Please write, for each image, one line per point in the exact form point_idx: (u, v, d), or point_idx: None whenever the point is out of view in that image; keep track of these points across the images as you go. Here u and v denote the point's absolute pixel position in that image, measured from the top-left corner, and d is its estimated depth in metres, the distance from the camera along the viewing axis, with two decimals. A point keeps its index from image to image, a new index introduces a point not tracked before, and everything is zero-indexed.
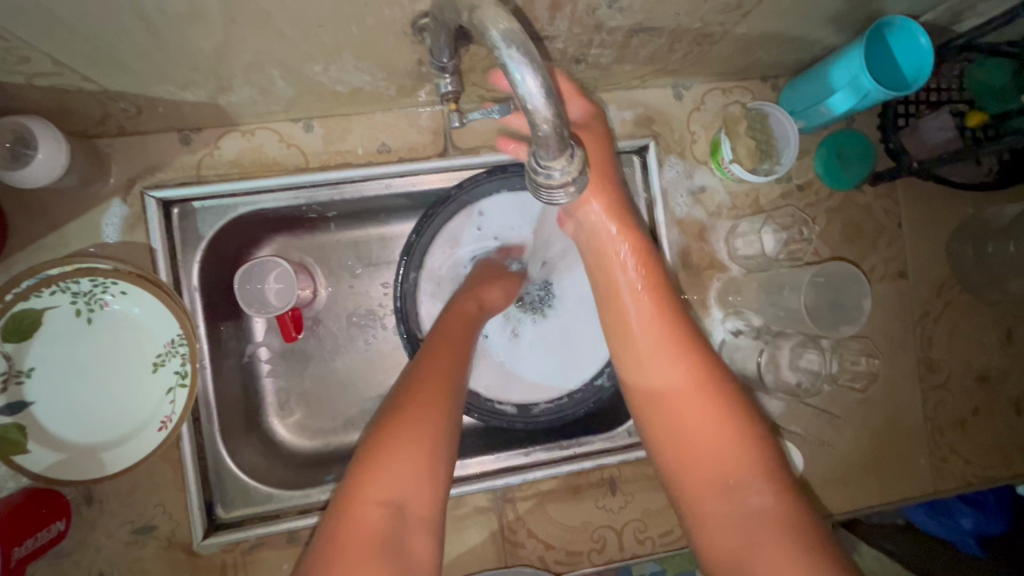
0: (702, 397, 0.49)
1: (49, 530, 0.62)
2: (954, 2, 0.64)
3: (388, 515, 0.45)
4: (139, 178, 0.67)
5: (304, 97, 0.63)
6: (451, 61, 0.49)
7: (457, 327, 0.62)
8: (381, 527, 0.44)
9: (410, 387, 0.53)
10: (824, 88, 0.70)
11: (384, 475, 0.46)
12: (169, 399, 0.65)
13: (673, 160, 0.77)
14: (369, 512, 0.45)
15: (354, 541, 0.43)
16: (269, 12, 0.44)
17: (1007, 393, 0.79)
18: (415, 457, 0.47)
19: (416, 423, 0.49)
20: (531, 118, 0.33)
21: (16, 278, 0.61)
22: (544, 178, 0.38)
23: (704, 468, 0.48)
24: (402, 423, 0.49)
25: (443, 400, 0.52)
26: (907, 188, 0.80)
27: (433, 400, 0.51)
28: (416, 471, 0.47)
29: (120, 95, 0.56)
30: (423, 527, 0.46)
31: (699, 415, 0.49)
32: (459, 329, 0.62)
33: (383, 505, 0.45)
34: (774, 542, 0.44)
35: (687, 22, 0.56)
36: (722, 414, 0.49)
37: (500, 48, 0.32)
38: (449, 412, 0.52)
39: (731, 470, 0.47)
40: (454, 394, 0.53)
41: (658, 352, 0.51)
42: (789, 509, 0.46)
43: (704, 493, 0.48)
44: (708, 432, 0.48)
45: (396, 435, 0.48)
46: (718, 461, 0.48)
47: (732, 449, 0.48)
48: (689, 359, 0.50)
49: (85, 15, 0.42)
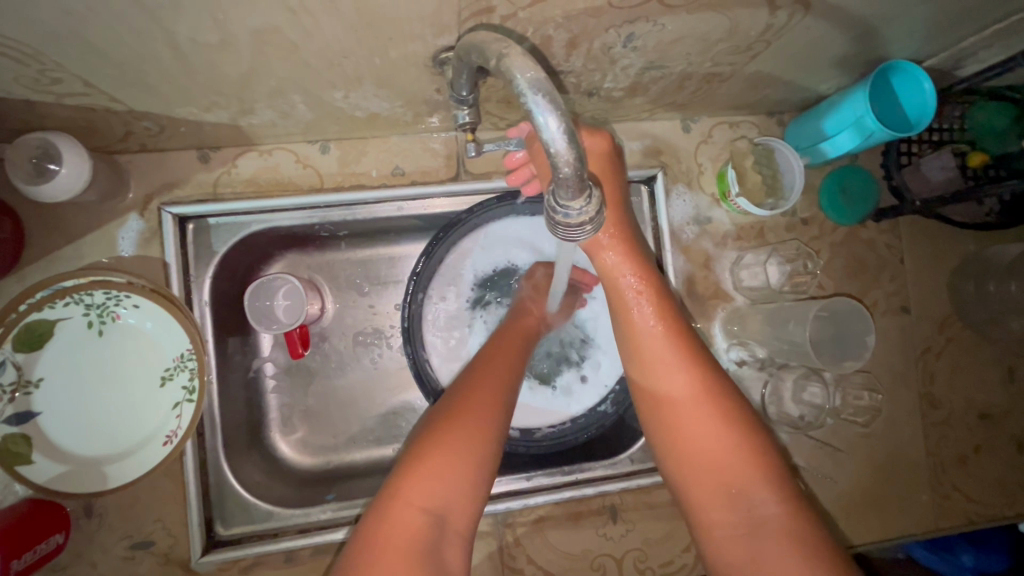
0: (704, 411, 0.52)
1: (47, 543, 0.61)
2: (956, 49, 0.66)
3: (428, 521, 0.48)
4: (157, 194, 0.69)
5: (322, 120, 0.64)
6: (470, 95, 0.51)
7: (505, 346, 0.65)
8: (420, 530, 0.47)
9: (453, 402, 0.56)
10: (829, 127, 0.71)
11: (426, 483, 0.49)
12: (175, 414, 0.65)
13: (681, 190, 0.78)
14: (410, 516, 0.48)
15: (395, 541, 0.46)
16: (297, 44, 0.46)
17: (1010, 431, 0.80)
18: (456, 468, 0.50)
19: (456, 436, 0.52)
20: (553, 160, 0.35)
21: (32, 289, 0.61)
22: (562, 217, 0.39)
23: (709, 478, 0.51)
24: (445, 435, 0.52)
25: (483, 416, 0.54)
26: (910, 225, 0.81)
27: (470, 414, 0.54)
28: (456, 482, 0.50)
29: (145, 115, 0.58)
30: (457, 536, 0.49)
31: (699, 423, 0.52)
32: (508, 349, 0.65)
33: (424, 512, 0.48)
34: (779, 547, 0.47)
35: (698, 61, 0.58)
36: (724, 425, 0.51)
37: (527, 95, 0.34)
38: (489, 427, 0.54)
39: (732, 477, 0.50)
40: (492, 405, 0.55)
41: (659, 358, 0.54)
42: (792, 515, 0.49)
43: (709, 500, 0.51)
44: (711, 442, 0.51)
45: (440, 447, 0.51)
46: (719, 470, 0.51)
47: (733, 458, 0.51)
48: (690, 370, 0.53)
49: (121, 44, 0.44)
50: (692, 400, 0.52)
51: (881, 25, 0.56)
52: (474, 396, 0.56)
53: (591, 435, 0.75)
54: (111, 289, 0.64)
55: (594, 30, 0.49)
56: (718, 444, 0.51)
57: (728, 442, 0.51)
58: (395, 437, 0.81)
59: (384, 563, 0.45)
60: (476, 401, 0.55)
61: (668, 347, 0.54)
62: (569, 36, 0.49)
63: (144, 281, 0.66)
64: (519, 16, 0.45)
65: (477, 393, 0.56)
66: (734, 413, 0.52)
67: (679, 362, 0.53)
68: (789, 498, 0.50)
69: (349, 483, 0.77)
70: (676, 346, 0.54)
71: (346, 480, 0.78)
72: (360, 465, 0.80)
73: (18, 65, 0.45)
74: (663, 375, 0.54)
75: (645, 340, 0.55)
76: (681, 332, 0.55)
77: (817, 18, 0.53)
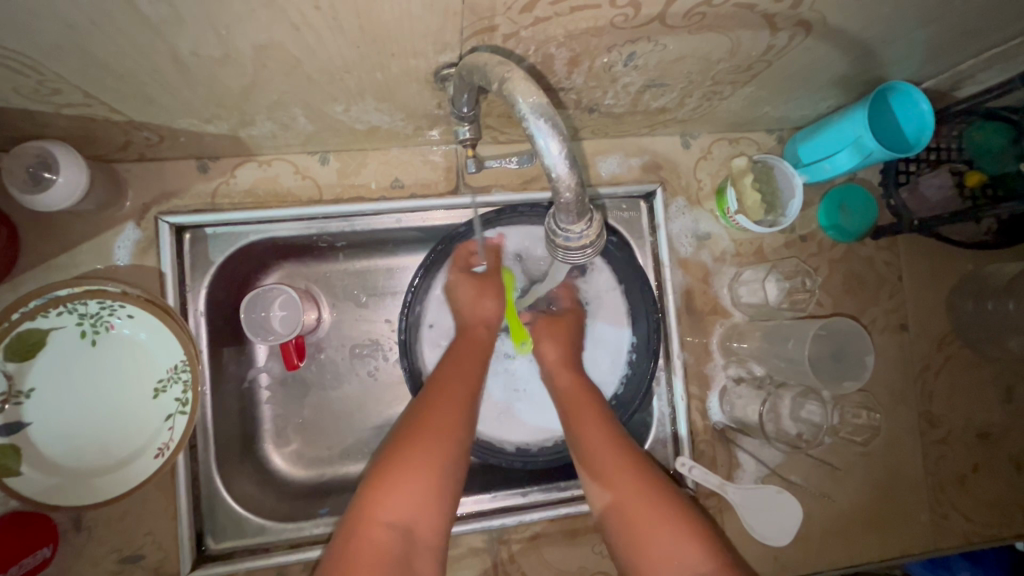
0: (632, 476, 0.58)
1: (34, 557, 0.60)
2: (953, 72, 0.67)
3: (395, 537, 0.50)
4: (154, 204, 0.68)
5: (323, 132, 0.64)
6: (471, 112, 0.51)
7: (468, 362, 0.65)
8: (391, 546, 0.49)
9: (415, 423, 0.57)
10: (828, 145, 0.72)
11: (395, 499, 0.51)
12: (168, 426, 0.65)
13: (680, 205, 0.78)
14: (378, 533, 0.49)
15: (369, 557, 0.48)
16: (299, 59, 0.46)
17: (1008, 451, 0.79)
18: (427, 488, 0.53)
19: (426, 458, 0.54)
20: (555, 183, 0.36)
21: (24, 298, 0.61)
22: (562, 240, 0.40)
23: (648, 544, 0.54)
24: (412, 459, 0.53)
25: (444, 437, 0.56)
26: (908, 244, 0.81)
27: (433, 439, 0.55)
28: (426, 500, 0.52)
29: (144, 125, 0.57)
30: (428, 551, 0.51)
31: (634, 497, 0.57)
32: (470, 363, 0.65)
33: (393, 529, 0.50)
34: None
35: (699, 79, 0.58)
36: (651, 497, 0.57)
37: (529, 119, 0.34)
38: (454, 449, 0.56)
39: (664, 539, 0.54)
40: (452, 433, 0.57)
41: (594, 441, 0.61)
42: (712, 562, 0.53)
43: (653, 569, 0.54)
44: (645, 511, 0.56)
45: (409, 469, 0.53)
46: (649, 522, 0.55)
47: (663, 525, 0.55)
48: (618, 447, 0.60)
49: (122, 56, 0.44)
50: (622, 469, 0.59)
51: (881, 47, 0.57)
52: (437, 421, 0.57)
53: None
54: (106, 299, 0.63)
55: (595, 49, 0.49)
56: (651, 511, 0.56)
57: (657, 511, 0.56)
58: None
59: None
60: (443, 426, 0.57)
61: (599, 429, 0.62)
62: (571, 54, 0.49)
63: (140, 290, 0.66)
64: (522, 34, 0.45)
65: (442, 416, 0.58)
66: (665, 488, 0.58)
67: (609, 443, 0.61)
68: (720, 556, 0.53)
69: (343, 496, 0.77)
70: (608, 432, 0.62)
71: (340, 493, 0.77)
72: (353, 478, 0.79)
73: (17, 76, 0.45)
74: (599, 462, 0.60)
75: (585, 435, 0.62)
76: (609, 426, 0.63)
77: (817, 40, 0.53)
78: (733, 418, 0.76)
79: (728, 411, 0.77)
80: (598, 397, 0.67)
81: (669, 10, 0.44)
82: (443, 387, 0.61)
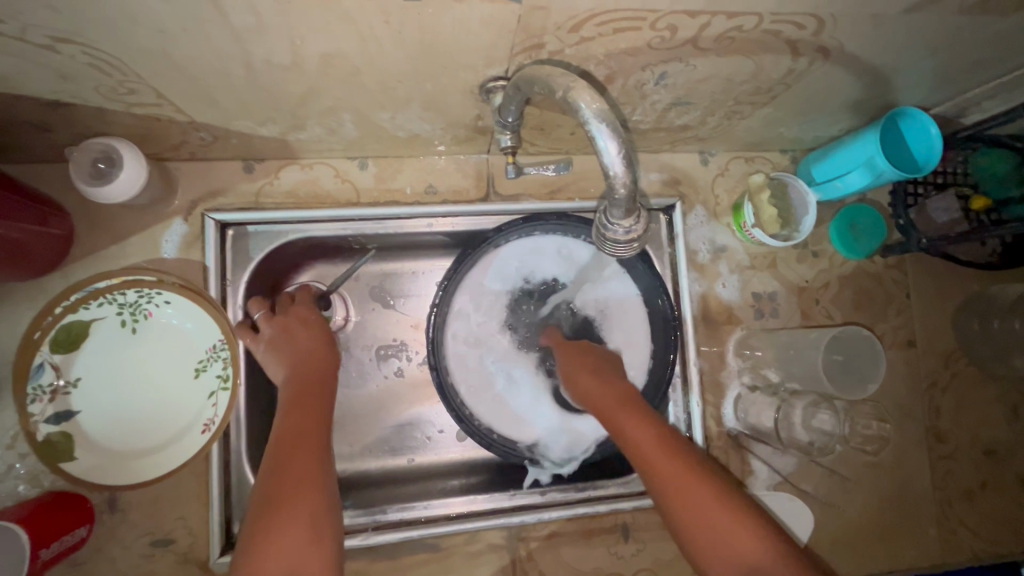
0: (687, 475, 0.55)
1: (72, 535, 0.62)
2: (961, 99, 0.71)
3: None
4: (201, 202, 0.72)
5: (366, 138, 0.68)
6: (514, 121, 0.54)
7: (312, 388, 0.64)
8: None
9: (280, 444, 0.57)
10: (842, 165, 0.75)
11: (280, 542, 0.49)
12: (211, 403, 0.68)
13: (699, 219, 0.82)
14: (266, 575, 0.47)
15: None
16: (360, 68, 0.50)
17: (1014, 468, 0.82)
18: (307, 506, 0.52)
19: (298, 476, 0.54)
20: (610, 182, 0.40)
21: (66, 293, 0.64)
22: (611, 234, 0.43)
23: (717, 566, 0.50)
24: (295, 497, 0.52)
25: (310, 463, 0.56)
26: (916, 262, 0.85)
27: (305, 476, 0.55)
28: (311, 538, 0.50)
29: (203, 125, 0.61)
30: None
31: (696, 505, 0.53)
32: (315, 389, 0.64)
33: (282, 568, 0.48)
34: None
35: (723, 99, 0.62)
36: (707, 502, 0.53)
37: (591, 123, 0.39)
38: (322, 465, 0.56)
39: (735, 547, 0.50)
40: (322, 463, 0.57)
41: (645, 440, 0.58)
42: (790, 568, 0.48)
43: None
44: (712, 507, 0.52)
45: (291, 504, 0.52)
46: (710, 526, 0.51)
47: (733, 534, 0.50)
48: (670, 448, 0.57)
49: (200, 61, 0.48)
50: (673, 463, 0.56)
51: (892, 74, 0.61)
52: (305, 444, 0.57)
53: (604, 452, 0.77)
54: (143, 287, 0.66)
55: (631, 68, 0.53)
56: (709, 517, 0.52)
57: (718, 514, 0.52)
58: (409, 449, 0.82)
59: None
60: (305, 450, 0.57)
61: (653, 430, 0.59)
62: (607, 72, 0.53)
63: (176, 279, 0.70)
64: (565, 52, 0.49)
65: (302, 441, 0.58)
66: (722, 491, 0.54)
67: (662, 442, 0.58)
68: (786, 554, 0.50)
69: (365, 491, 0.78)
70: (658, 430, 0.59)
71: (363, 488, 0.79)
72: (374, 474, 0.80)
73: (102, 76, 0.49)
74: (654, 464, 0.56)
75: (633, 436, 0.59)
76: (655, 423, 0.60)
77: (834, 65, 0.57)
78: (747, 424, 0.78)
79: (742, 417, 0.79)
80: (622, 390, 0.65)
81: (702, 33, 0.48)
82: (297, 418, 0.60)
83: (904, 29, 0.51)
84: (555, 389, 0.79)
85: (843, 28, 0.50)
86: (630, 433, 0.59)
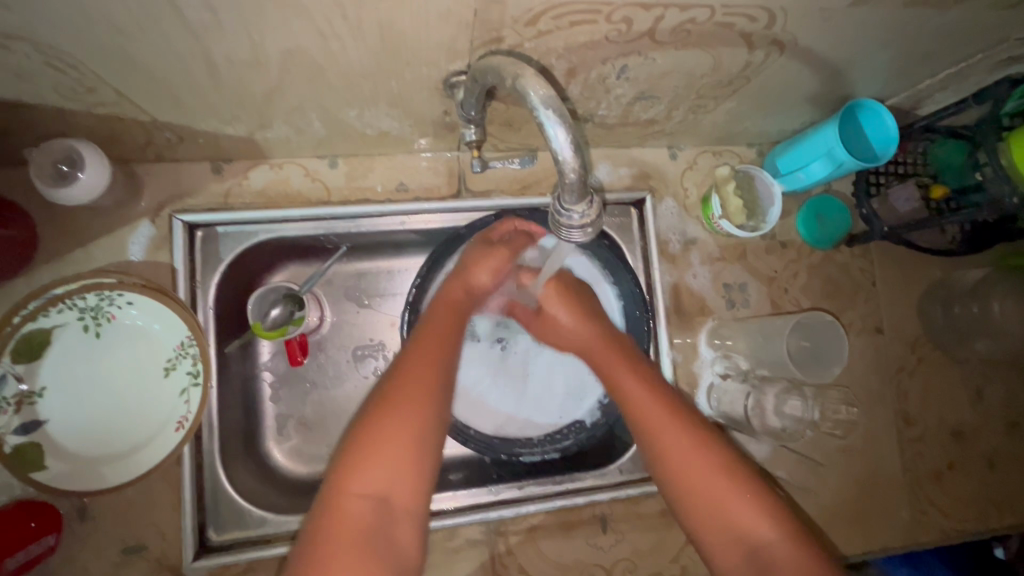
0: (685, 429, 0.57)
1: (38, 545, 0.61)
2: (915, 91, 0.73)
3: (369, 507, 0.48)
4: (169, 203, 0.71)
5: (335, 137, 0.68)
6: (477, 115, 0.55)
7: (444, 316, 0.62)
8: (368, 518, 0.48)
9: (390, 390, 0.54)
10: (803, 156, 0.77)
11: (369, 471, 0.49)
12: (184, 399, 0.67)
13: (669, 213, 0.83)
14: (352, 504, 0.48)
15: (343, 532, 0.47)
16: (322, 65, 0.50)
17: (979, 449, 0.84)
18: (400, 461, 0.50)
19: (398, 431, 0.51)
20: (561, 167, 0.40)
21: (23, 301, 0.62)
22: (565, 220, 0.43)
23: (707, 517, 0.54)
24: (396, 413, 0.52)
25: (428, 382, 0.55)
26: (881, 251, 0.87)
27: (416, 393, 0.54)
28: (404, 471, 0.50)
29: (168, 125, 0.61)
30: (405, 518, 0.50)
31: (694, 458, 0.56)
32: (447, 318, 0.62)
33: (366, 497, 0.49)
34: (784, 555, 0.50)
35: (686, 92, 0.64)
36: (704, 451, 0.56)
37: (538, 109, 0.39)
38: (429, 423, 0.53)
39: (727, 503, 0.53)
40: (438, 383, 0.56)
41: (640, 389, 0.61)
42: (778, 527, 0.52)
43: (712, 528, 0.54)
44: (714, 476, 0.54)
45: (394, 417, 0.52)
46: (701, 481, 0.55)
47: (728, 491, 0.54)
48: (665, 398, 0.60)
49: (159, 59, 0.47)
50: (679, 431, 0.57)
51: (846, 67, 0.63)
52: (413, 393, 0.54)
53: (581, 443, 0.78)
54: (103, 290, 0.65)
55: (591, 62, 0.54)
56: (705, 470, 0.55)
57: (713, 468, 0.55)
58: None
59: (338, 557, 0.46)
60: (422, 373, 0.56)
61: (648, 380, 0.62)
62: (569, 66, 0.54)
63: (138, 281, 0.68)
64: (525, 46, 0.49)
65: (425, 364, 0.57)
66: (722, 447, 0.57)
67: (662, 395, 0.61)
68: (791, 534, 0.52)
69: None
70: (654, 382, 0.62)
71: None
72: None
73: (58, 75, 0.49)
74: (646, 411, 0.59)
75: (630, 386, 0.62)
76: (653, 378, 0.63)
77: (790, 58, 0.59)
78: (721, 413, 0.79)
79: (717, 407, 0.80)
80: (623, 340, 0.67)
81: (657, 26, 0.49)
82: (419, 348, 0.58)
83: (853, 21, 0.53)
84: (526, 383, 0.83)
85: (794, 21, 0.51)
86: (626, 382, 0.62)
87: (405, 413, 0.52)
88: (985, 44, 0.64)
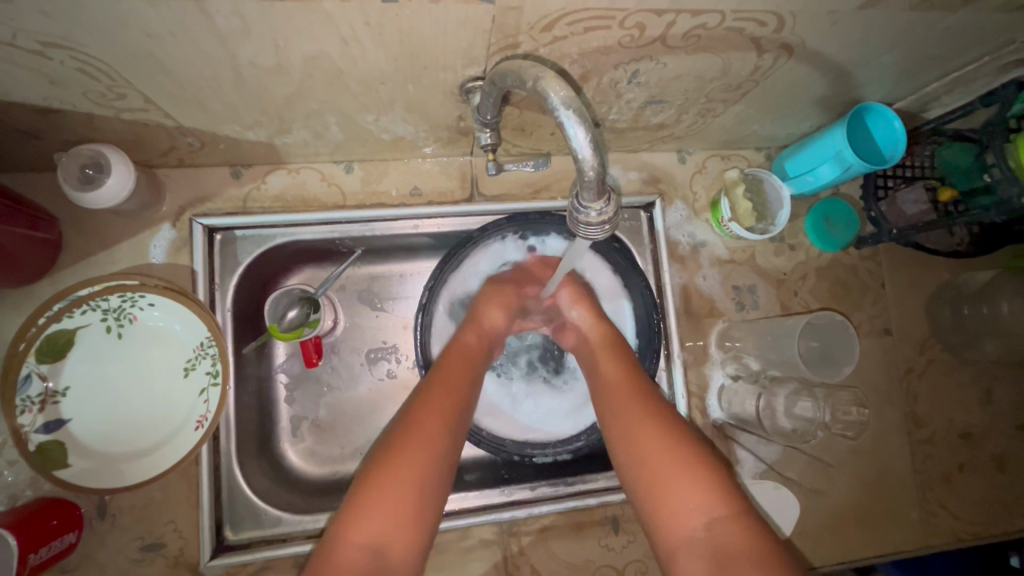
0: (654, 432, 0.57)
1: (60, 541, 0.62)
2: (921, 95, 0.75)
3: (367, 556, 0.48)
4: (190, 207, 0.73)
5: (351, 141, 0.70)
6: (493, 119, 0.56)
7: (460, 363, 0.65)
8: (362, 565, 0.47)
9: (389, 439, 0.56)
10: (812, 158, 0.78)
11: (366, 519, 0.50)
12: (203, 399, 0.68)
13: (678, 216, 0.84)
14: (349, 553, 0.48)
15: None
16: (343, 70, 0.52)
17: (990, 451, 0.84)
18: (399, 505, 0.51)
19: (403, 471, 0.53)
20: (580, 166, 0.41)
21: (49, 302, 0.64)
22: (583, 217, 0.44)
23: (671, 512, 0.52)
24: (397, 460, 0.53)
25: (435, 425, 0.57)
26: (889, 253, 0.87)
27: (426, 438, 0.56)
28: (404, 519, 0.51)
29: (191, 130, 0.63)
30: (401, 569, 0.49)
31: (659, 455, 0.55)
32: (463, 366, 0.65)
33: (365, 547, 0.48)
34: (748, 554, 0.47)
35: (695, 97, 0.65)
36: (666, 445, 0.56)
37: (559, 110, 0.41)
38: (429, 464, 0.54)
39: (684, 496, 0.52)
40: (446, 430, 0.58)
41: (616, 395, 0.63)
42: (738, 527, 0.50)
43: (675, 525, 0.52)
44: (667, 472, 0.54)
45: (394, 462, 0.53)
46: (664, 476, 0.54)
47: (686, 484, 0.53)
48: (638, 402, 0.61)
49: (187, 65, 0.49)
50: (651, 432, 0.57)
51: (853, 70, 0.64)
52: (417, 436, 0.56)
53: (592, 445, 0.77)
54: (125, 291, 0.66)
55: (604, 68, 0.55)
56: (671, 465, 0.54)
57: (675, 462, 0.54)
58: None
59: None
60: (431, 417, 0.58)
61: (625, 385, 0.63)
62: (582, 71, 0.55)
63: (159, 283, 0.70)
64: (541, 51, 0.51)
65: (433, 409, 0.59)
66: (693, 448, 0.56)
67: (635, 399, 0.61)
68: (748, 524, 0.50)
69: None
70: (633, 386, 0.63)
71: None
72: None
73: (90, 81, 0.50)
74: (622, 413, 0.60)
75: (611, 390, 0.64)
76: (636, 380, 0.64)
77: (799, 62, 0.60)
78: (731, 414, 0.80)
79: (727, 408, 0.80)
80: (623, 354, 0.69)
81: (669, 31, 0.50)
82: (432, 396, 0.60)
83: (860, 25, 0.54)
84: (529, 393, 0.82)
85: (803, 25, 0.53)
86: (607, 391, 0.64)
87: (409, 459, 0.54)
88: (990, 48, 0.65)
